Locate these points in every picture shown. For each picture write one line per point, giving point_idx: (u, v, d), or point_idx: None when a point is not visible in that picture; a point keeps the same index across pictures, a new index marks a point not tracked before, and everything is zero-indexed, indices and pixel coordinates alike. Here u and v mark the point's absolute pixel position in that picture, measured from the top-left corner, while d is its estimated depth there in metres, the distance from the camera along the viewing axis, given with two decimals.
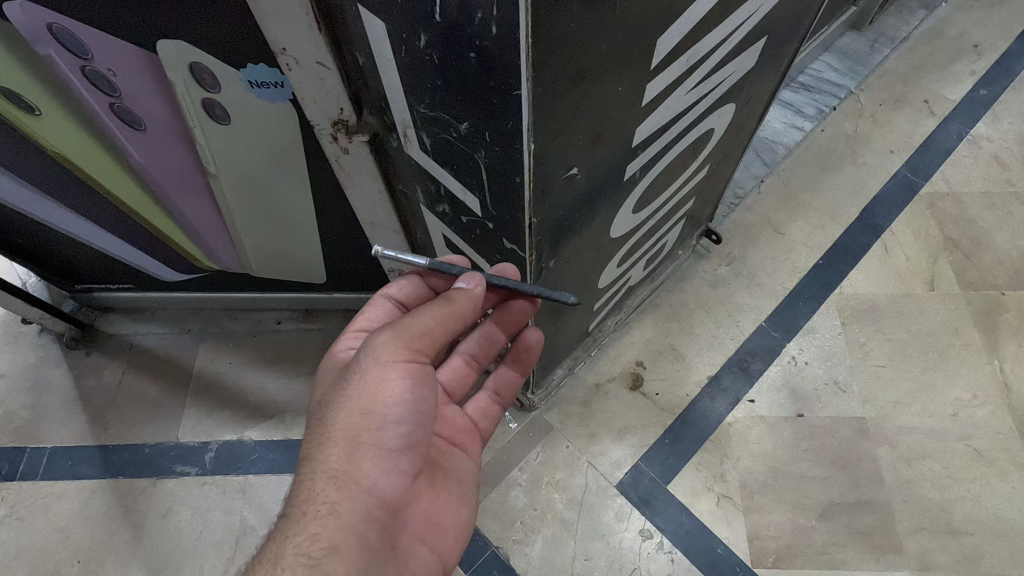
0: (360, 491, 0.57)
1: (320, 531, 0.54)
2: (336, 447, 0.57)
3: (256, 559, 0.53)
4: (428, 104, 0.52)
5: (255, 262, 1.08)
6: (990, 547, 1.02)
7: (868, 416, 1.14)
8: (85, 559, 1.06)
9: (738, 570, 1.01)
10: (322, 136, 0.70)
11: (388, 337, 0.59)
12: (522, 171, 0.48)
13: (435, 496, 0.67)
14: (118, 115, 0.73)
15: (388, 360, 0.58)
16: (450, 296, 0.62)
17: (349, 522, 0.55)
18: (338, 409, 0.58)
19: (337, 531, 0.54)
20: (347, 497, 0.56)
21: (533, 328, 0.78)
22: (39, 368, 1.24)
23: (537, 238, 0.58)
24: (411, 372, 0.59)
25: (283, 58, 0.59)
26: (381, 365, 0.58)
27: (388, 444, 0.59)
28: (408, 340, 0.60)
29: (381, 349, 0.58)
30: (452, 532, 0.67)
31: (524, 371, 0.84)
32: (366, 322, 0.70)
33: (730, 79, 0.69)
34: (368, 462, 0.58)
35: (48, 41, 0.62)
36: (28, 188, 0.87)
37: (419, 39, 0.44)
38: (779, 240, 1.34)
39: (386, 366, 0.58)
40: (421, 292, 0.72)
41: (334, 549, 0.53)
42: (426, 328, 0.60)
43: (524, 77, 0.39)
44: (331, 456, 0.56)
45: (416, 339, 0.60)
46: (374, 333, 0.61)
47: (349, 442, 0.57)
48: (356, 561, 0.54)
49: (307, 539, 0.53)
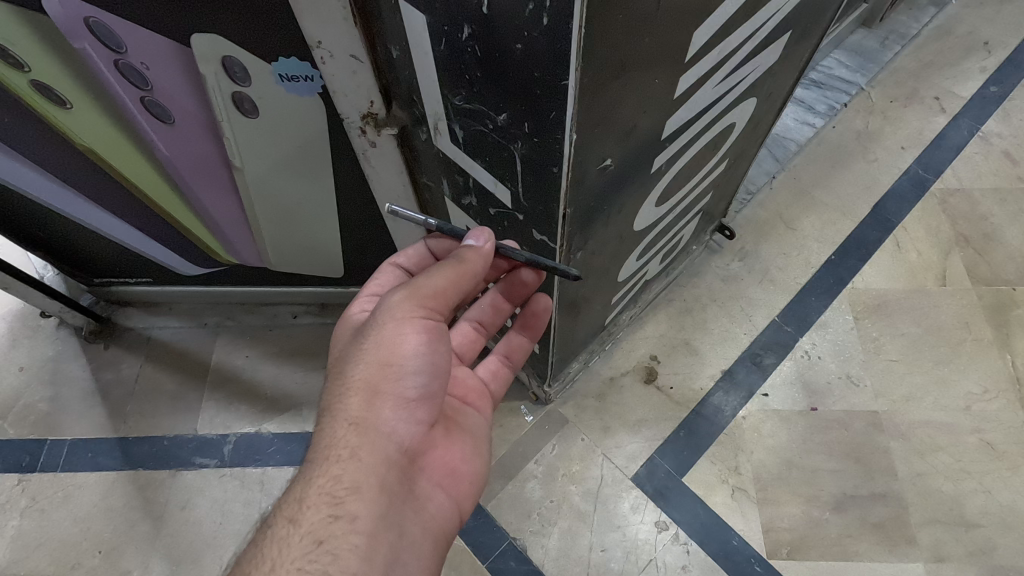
0: (380, 437, 0.57)
1: (342, 473, 0.55)
2: (355, 396, 0.58)
3: (283, 501, 0.55)
4: (465, 97, 0.53)
5: (275, 256, 1.09)
6: (1003, 539, 1.03)
7: (881, 409, 1.14)
8: (107, 549, 1.07)
9: (753, 561, 1.02)
10: (351, 129, 0.71)
11: (404, 294, 0.60)
12: (561, 161, 0.49)
13: (453, 447, 0.67)
14: (148, 109, 0.73)
15: (406, 315, 0.60)
16: (461, 256, 0.62)
17: (371, 466, 0.56)
18: (357, 360, 0.59)
19: (358, 473, 0.55)
20: (368, 442, 0.56)
21: (542, 295, 0.75)
22: (58, 361, 1.25)
23: (569, 228, 0.60)
24: (427, 327, 0.60)
25: (318, 52, 0.60)
26: (398, 321, 0.60)
27: (407, 393, 0.59)
28: (424, 296, 0.61)
29: (397, 304, 0.60)
30: (471, 482, 0.67)
31: (534, 336, 0.82)
32: (378, 288, 0.72)
33: (754, 74, 0.70)
34: (387, 410, 0.58)
35: (84, 35, 0.63)
36: (54, 181, 0.88)
37: (462, 31, 0.46)
38: (792, 236, 1.35)
39: (403, 319, 0.60)
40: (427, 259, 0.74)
41: (356, 490, 0.54)
42: (441, 285, 0.61)
43: (573, 67, 0.40)
44: (351, 404, 0.57)
45: (432, 296, 0.61)
46: (390, 292, 0.62)
47: (368, 391, 0.58)
48: (377, 502, 0.55)
49: (330, 480, 0.54)
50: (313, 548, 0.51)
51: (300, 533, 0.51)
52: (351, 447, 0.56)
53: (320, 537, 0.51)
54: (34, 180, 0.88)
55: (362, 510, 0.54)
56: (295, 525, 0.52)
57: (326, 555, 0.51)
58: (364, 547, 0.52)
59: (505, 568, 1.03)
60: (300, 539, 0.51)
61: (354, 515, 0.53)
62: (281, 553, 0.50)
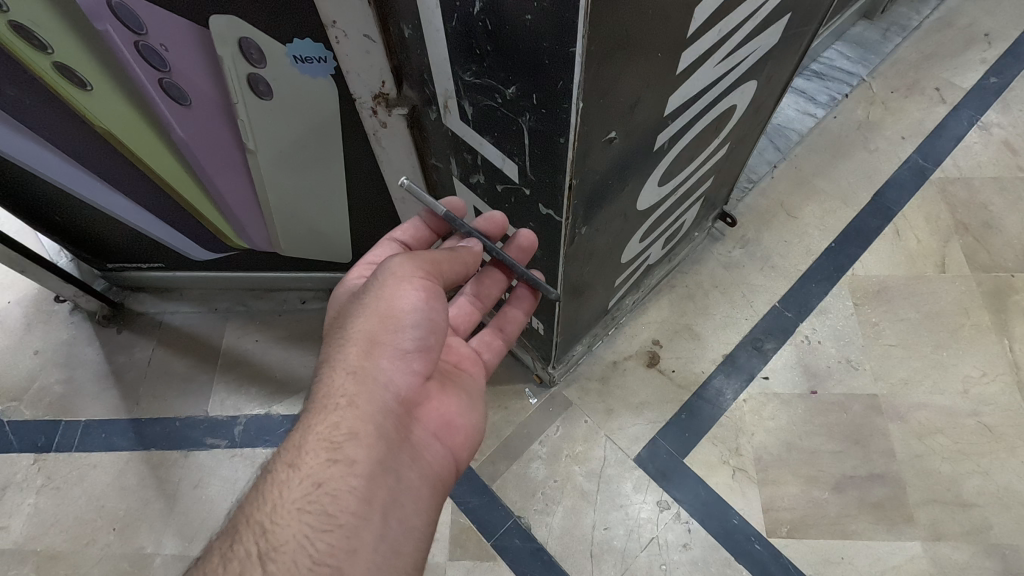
0: (377, 386, 0.59)
1: (340, 421, 0.57)
2: (354, 348, 0.60)
3: (283, 450, 0.57)
4: (475, 72, 0.55)
5: (284, 241, 1.11)
6: (1000, 519, 1.05)
7: (879, 392, 1.16)
8: (121, 526, 1.10)
9: (753, 539, 1.04)
10: (363, 110, 0.73)
11: (404, 257, 0.63)
12: (567, 132, 0.52)
13: (447, 400, 0.68)
14: (165, 91, 0.75)
15: (403, 274, 0.62)
16: (452, 248, 0.68)
17: (367, 414, 0.58)
18: (358, 315, 0.61)
19: (355, 420, 0.57)
20: (365, 391, 0.58)
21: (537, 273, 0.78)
22: (72, 344, 1.28)
23: (574, 201, 0.62)
24: (425, 286, 0.63)
25: (333, 31, 0.62)
26: (397, 279, 0.61)
27: (404, 346, 0.61)
28: (422, 262, 0.64)
29: (394, 268, 0.62)
30: (467, 433, 0.68)
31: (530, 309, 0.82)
32: (375, 257, 0.73)
33: (754, 56, 0.72)
34: (383, 361, 0.60)
35: (106, 17, 0.65)
36: (72, 164, 0.91)
37: (473, 6, 0.48)
38: (793, 224, 1.36)
39: (398, 276, 0.62)
40: (425, 233, 0.77)
41: (352, 436, 0.56)
42: (437, 257, 0.65)
43: (580, 35, 0.42)
44: (348, 356, 0.60)
45: (428, 261, 0.64)
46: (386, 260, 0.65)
47: (367, 342, 0.60)
48: (374, 447, 0.57)
49: (328, 428, 0.56)
50: (312, 490, 0.53)
51: (299, 477, 0.54)
52: (347, 396, 0.58)
53: (318, 480, 0.53)
54: (52, 162, 0.91)
55: (359, 455, 0.56)
56: (294, 470, 0.54)
57: (325, 497, 0.53)
58: (360, 489, 0.54)
59: (510, 546, 1.05)
60: (299, 482, 0.53)
61: (350, 458, 0.55)
62: (282, 496, 0.53)
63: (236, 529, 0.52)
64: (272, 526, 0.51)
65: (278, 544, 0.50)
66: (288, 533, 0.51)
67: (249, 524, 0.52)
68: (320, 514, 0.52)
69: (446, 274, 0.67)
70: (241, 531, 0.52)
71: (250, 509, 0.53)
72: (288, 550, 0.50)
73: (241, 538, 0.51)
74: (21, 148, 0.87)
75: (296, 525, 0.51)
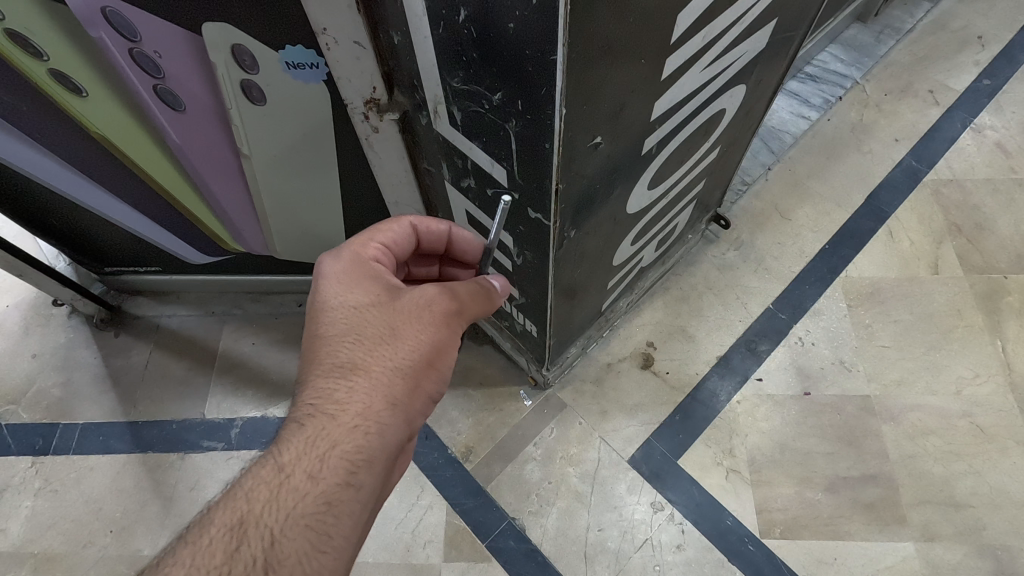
0: (404, 421, 0.60)
1: (366, 447, 0.57)
2: (398, 379, 0.59)
3: (293, 451, 0.56)
4: (462, 78, 0.56)
5: (279, 245, 1.12)
6: (993, 519, 1.05)
7: (873, 393, 1.17)
8: (119, 528, 1.11)
9: (746, 540, 1.05)
10: (355, 115, 0.74)
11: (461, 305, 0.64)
12: (552, 137, 0.53)
13: None
14: (160, 97, 0.76)
15: (455, 326, 0.64)
16: (492, 294, 0.68)
17: (389, 446, 0.59)
18: (408, 345, 0.60)
19: (379, 452, 0.58)
20: (394, 423, 0.59)
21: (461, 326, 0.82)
22: (69, 348, 1.29)
23: (562, 205, 0.63)
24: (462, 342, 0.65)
25: (323, 38, 0.63)
26: (448, 328, 0.63)
27: (432, 389, 0.63)
28: (465, 309, 0.65)
29: (443, 309, 0.62)
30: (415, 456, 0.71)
31: None
32: (391, 240, 0.69)
33: (742, 60, 0.73)
34: (414, 400, 0.61)
35: (101, 24, 0.66)
36: (68, 169, 0.92)
37: (458, 13, 0.49)
38: (787, 226, 1.37)
39: (443, 316, 0.63)
40: (441, 239, 0.73)
41: (370, 465, 0.57)
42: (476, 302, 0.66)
43: (560, 43, 0.43)
44: (390, 385, 0.59)
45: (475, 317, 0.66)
46: (434, 288, 0.64)
47: (411, 379, 0.60)
48: (383, 478, 0.59)
49: (352, 450, 0.56)
50: (323, 509, 0.54)
51: (315, 492, 0.54)
52: (379, 424, 0.58)
53: (329, 500, 0.54)
54: (49, 167, 0.91)
55: (371, 486, 0.57)
56: (310, 482, 0.54)
57: (331, 518, 0.54)
58: (361, 514, 0.56)
59: (505, 547, 1.05)
60: (313, 498, 0.54)
61: (362, 487, 0.56)
62: (290, 506, 0.53)
63: (236, 522, 0.52)
64: (279, 536, 0.52)
65: (282, 555, 0.51)
66: (291, 547, 0.52)
67: (255, 524, 0.52)
68: (323, 533, 0.54)
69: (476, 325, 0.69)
70: (243, 529, 0.52)
71: (252, 506, 0.53)
72: (288, 564, 0.51)
73: (245, 538, 0.52)
74: (18, 153, 0.88)
75: (300, 540, 0.53)
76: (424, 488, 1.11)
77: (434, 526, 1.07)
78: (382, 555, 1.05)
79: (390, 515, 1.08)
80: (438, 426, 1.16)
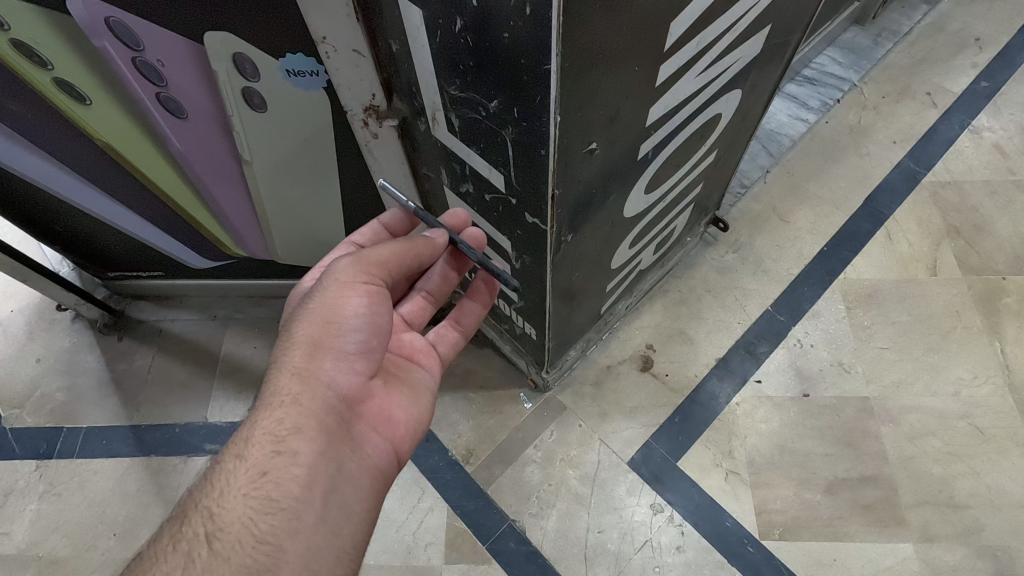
0: (322, 384, 0.60)
1: (284, 416, 0.57)
2: (299, 349, 0.60)
3: (231, 439, 0.58)
4: (459, 86, 0.57)
5: (281, 249, 1.13)
6: (992, 520, 1.05)
7: (871, 395, 1.17)
8: (122, 531, 1.12)
9: (746, 541, 1.05)
10: (355, 121, 0.75)
11: (349, 265, 0.65)
12: (546, 144, 0.54)
13: (391, 397, 0.69)
14: (162, 104, 0.77)
15: (349, 282, 0.63)
16: (409, 240, 0.68)
17: (310, 409, 0.58)
18: (303, 319, 0.62)
19: (300, 416, 0.58)
20: (308, 388, 0.59)
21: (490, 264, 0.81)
22: (74, 352, 1.30)
23: (559, 210, 0.64)
24: (369, 292, 0.64)
25: (323, 47, 0.64)
26: (341, 286, 0.63)
27: (348, 347, 0.62)
28: (371, 266, 0.65)
29: (337, 275, 0.64)
30: (406, 429, 0.68)
31: (486, 301, 0.84)
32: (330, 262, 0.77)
33: (736, 65, 0.74)
34: (329, 361, 0.61)
35: (104, 34, 0.67)
36: (73, 176, 0.93)
37: (455, 23, 0.50)
38: (785, 228, 1.38)
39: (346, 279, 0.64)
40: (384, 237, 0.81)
41: (297, 430, 0.57)
42: (388, 256, 0.67)
43: (553, 53, 0.44)
44: (293, 356, 0.60)
45: (375, 269, 0.66)
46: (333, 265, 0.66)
47: (312, 345, 0.61)
48: (318, 440, 0.58)
49: (273, 423, 0.57)
50: (256, 478, 0.55)
51: (245, 466, 0.55)
52: (290, 393, 0.58)
53: (262, 469, 0.55)
54: (53, 174, 0.92)
55: (303, 448, 0.57)
56: (240, 461, 0.56)
57: (269, 484, 0.55)
58: (303, 479, 0.56)
59: (505, 549, 1.06)
60: (244, 471, 0.55)
61: (297, 451, 0.56)
62: (226, 483, 0.54)
63: (184, 512, 0.54)
64: (218, 510, 0.53)
65: (223, 525, 0.52)
66: (232, 516, 0.53)
67: (196, 507, 0.54)
68: (263, 499, 0.54)
69: (394, 275, 0.68)
70: (188, 515, 0.54)
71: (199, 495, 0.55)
72: (231, 531, 0.52)
73: (189, 521, 0.53)
74: (23, 161, 0.89)
75: (241, 509, 0.53)
76: (425, 490, 1.11)
77: (435, 528, 1.08)
78: (383, 557, 1.05)
79: (391, 517, 1.09)
80: (438, 428, 1.17)
